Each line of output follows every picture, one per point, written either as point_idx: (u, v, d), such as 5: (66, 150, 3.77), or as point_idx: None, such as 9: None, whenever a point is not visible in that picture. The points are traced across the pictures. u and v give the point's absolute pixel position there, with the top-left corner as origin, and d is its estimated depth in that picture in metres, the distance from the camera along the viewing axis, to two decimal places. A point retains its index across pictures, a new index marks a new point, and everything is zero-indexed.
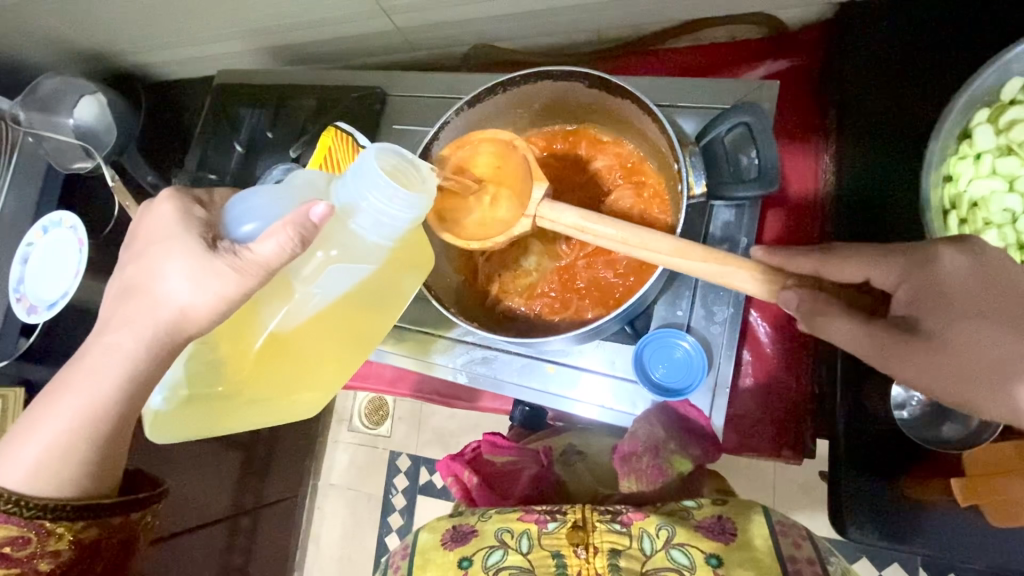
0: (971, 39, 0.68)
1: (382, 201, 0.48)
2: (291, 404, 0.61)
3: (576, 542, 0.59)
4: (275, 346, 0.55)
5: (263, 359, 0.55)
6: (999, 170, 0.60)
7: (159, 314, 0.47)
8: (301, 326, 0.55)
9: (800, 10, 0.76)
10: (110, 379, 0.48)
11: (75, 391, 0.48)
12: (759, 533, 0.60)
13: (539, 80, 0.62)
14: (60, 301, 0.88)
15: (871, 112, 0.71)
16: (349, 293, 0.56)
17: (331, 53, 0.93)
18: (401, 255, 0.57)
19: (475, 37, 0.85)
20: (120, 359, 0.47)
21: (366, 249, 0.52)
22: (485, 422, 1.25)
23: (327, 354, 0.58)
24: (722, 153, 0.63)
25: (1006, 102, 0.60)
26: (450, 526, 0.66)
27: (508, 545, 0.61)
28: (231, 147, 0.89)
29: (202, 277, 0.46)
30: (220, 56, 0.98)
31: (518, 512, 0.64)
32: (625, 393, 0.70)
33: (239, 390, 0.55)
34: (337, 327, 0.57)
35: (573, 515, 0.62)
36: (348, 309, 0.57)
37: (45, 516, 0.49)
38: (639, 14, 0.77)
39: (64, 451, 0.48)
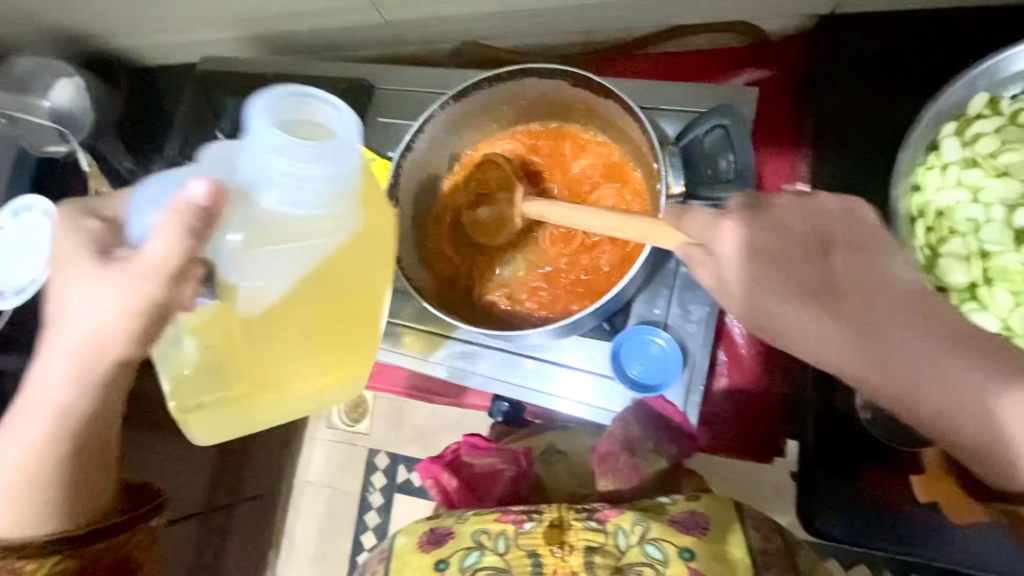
0: (943, 53, 0.71)
1: (281, 160, 0.42)
2: (319, 392, 0.58)
3: (553, 542, 0.60)
4: (249, 333, 0.51)
5: (250, 348, 0.52)
6: (965, 180, 0.61)
7: (75, 344, 0.47)
8: (274, 317, 0.50)
9: (780, 19, 0.78)
10: (43, 410, 0.49)
11: (27, 422, 0.50)
12: (734, 531, 0.61)
13: (524, 78, 0.62)
14: (29, 288, 0.87)
15: (848, 122, 0.74)
16: (306, 272, 0.49)
17: (319, 44, 0.93)
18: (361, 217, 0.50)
19: (464, 32, 0.85)
20: (51, 392, 0.49)
21: (296, 223, 0.46)
22: (465, 420, 1.25)
23: (323, 334, 0.53)
24: (701, 155, 0.65)
25: (973, 116, 0.63)
26: (427, 527, 0.66)
27: (485, 546, 0.62)
28: (212, 134, 0.88)
29: (105, 291, 0.45)
30: (204, 43, 0.97)
31: (495, 512, 0.64)
32: (603, 388, 0.71)
33: (246, 387, 0.54)
34: (321, 306, 0.51)
35: (549, 514, 0.62)
36: (320, 287, 0.51)
37: (13, 553, 0.54)
38: (625, 16, 0.78)
39: (18, 488, 0.51)
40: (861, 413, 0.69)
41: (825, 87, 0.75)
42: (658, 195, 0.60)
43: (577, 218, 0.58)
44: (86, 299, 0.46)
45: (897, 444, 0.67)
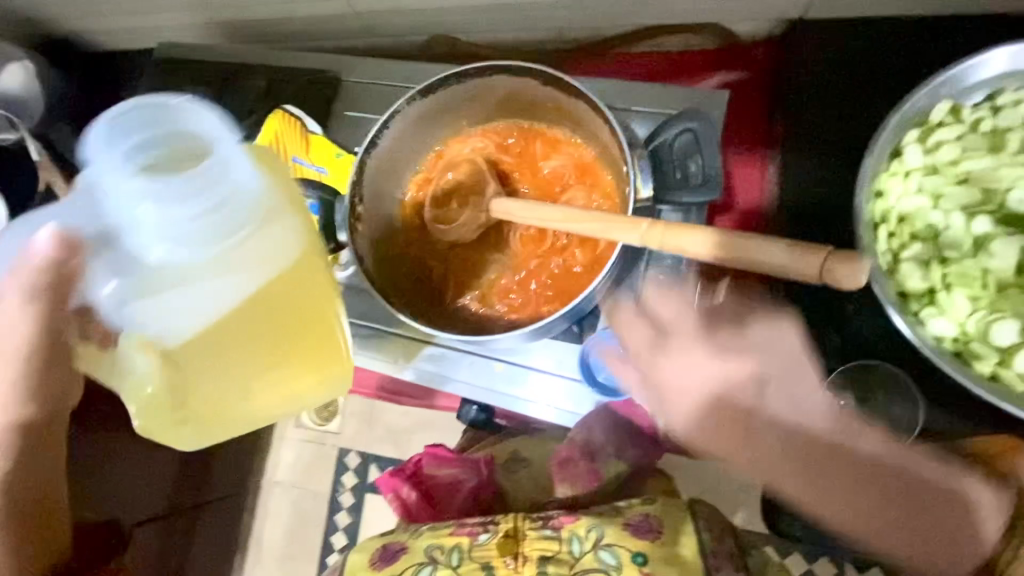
0: (908, 60, 0.72)
1: (151, 204, 0.40)
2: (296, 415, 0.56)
3: (507, 553, 0.63)
4: (186, 375, 0.47)
5: (189, 399, 0.48)
6: (925, 187, 0.63)
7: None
8: (207, 364, 0.47)
9: (750, 22, 0.79)
10: None
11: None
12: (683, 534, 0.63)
13: (493, 75, 0.61)
14: None
15: (813, 127, 0.74)
16: (228, 313, 0.45)
17: (285, 32, 0.90)
18: (266, 250, 0.44)
19: (435, 24, 0.84)
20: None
21: (195, 265, 0.42)
22: (438, 419, 1.24)
23: (272, 369, 0.49)
24: (669, 159, 0.63)
25: (934, 123, 0.64)
26: (381, 543, 0.68)
27: (439, 560, 0.64)
28: None
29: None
30: (164, 29, 0.93)
31: (450, 526, 0.67)
32: (571, 392, 0.70)
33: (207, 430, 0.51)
34: (283, 338, 0.47)
35: (504, 525, 0.65)
36: (258, 323, 0.46)
37: None
38: (597, 14, 0.78)
39: None
40: None
41: (791, 93, 0.76)
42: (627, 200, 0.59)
43: (548, 216, 0.56)
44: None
45: None
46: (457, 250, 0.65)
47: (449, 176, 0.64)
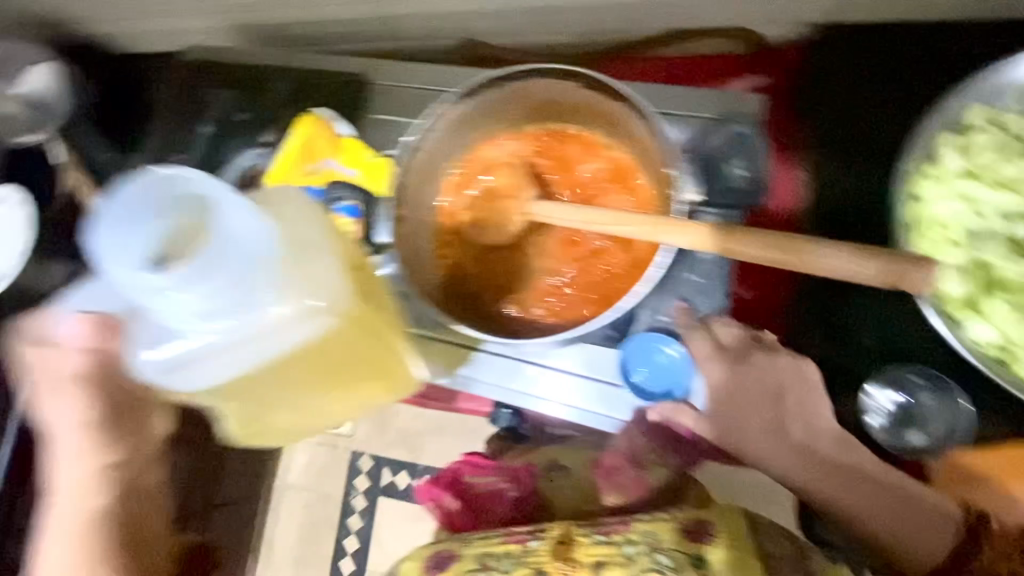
0: (943, 65, 0.72)
1: (180, 301, 0.41)
2: (358, 409, 0.64)
3: (560, 559, 0.63)
4: (257, 406, 0.54)
5: (267, 414, 0.56)
6: (961, 192, 0.62)
7: (69, 441, 0.57)
8: (273, 396, 0.53)
9: (781, 26, 0.78)
10: (68, 497, 0.57)
11: (58, 527, 0.57)
12: (742, 537, 0.62)
13: (534, 78, 0.61)
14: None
15: (845, 131, 0.74)
16: (281, 369, 0.50)
17: (309, 36, 0.90)
18: (302, 309, 0.47)
19: (462, 28, 0.84)
20: (73, 480, 0.57)
21: (239, 331, 0.45)
22: (451, 423, 1.24)
23: (332, 387, 0.55)
24: (715, 162, 0.67)
25: (968, 127, 0.63)
26: (433, 552, 0.68)
27: (492, 567, 0.65)
28: (196, 127, 0.85)
29: (64, 406, 0.57)
30: (190, 32, 0.94)
31: (501, 536, 0.67)
32: (608, 396, 0.71)
33: (286, 427, 0.60)
34: (334, 368, 0.53)
35: (554, 532, 0.65)
36: (317, 367, 0.52)
37: None
38: (626, 18, 0.78)
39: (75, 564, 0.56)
40: (866, 419, 0.69)
41: (821, 96, 0.76)
42: (672, 204, 0.59)
43: (598, 223, 0.57)
44: (59, 420, 0.57)
45: (898, 451, 0.69)
46: (494, 253, 0.64)
47: (487, 179, 0.65)
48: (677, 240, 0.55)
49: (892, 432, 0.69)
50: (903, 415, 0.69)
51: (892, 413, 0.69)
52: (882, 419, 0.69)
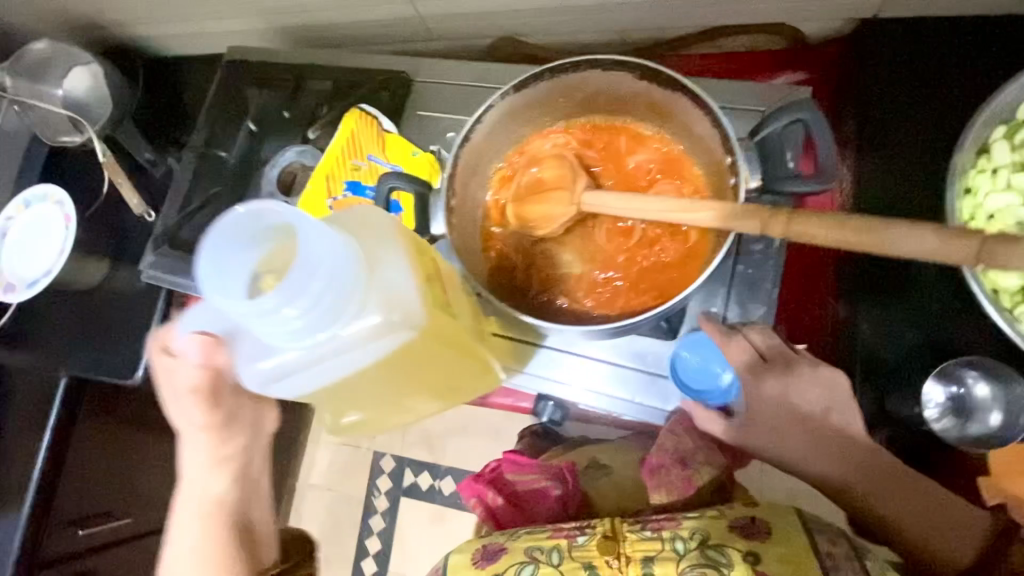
0: (997, 59, 0.71)
1: (277, 324, 0.41)
2: (441, 405, 0.65)
3: (609, 553, 0.63)
4: (342, 405, 0.54)
5: (356, 413, 0.57)
6: (1015, 184, 0.62)
7: (193, 440, 0.57)
8: (362, 400, 0.54)
9: (823, 23, 0.78)
10: (202, 493, 0.58)
11: (190, 508, 0.59)
12: (795, 532, 0.62)
13: (587, 68, 0.60)
14: (42, 280, 0.92)
15: (895, 125, 0.73)
16: (371, 374, 0.50)
17: (349, 37, 0.92)
18: (389, 321, 0.46)
19: (501, 27, 0.85)
20: (204, 477, 0.58)
21: (333, 347, 0.45)
22: (475, 425, 1.24)
23: (418, 389, 0.56)
24: (776, 147, 0.60)
25: (1023, 120, 0.63)
26: (479, 545, 0.69)
27: (539, 560, 0.65)
28: (236, 125, 0.87)
29: (185, 411, 0.55)
30: (232, 33, 0.96)
31: (547, 530, 0.68)
32: (654, 387, 0.71)
33: (372, 423, 0.62)
34: (421, 371, 0.53)
35: (601, 527, 0.65)
36: (406, 373, 0.52)
37: None
38: (666, 15, 0.78)
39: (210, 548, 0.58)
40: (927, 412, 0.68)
41: (870, 90, 0.74)
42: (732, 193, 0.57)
43: (624, 204, 0.57)
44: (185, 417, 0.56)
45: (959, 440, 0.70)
46: (542, 245, 0.64)
47: (533, 171, 0.64)
48: (701, 216, 0.53)
49: (952, 422, 0.70)
50: (961, 404, 0.69)
51: (951, 402, 0.69)
52: (942, 409, 0.69)
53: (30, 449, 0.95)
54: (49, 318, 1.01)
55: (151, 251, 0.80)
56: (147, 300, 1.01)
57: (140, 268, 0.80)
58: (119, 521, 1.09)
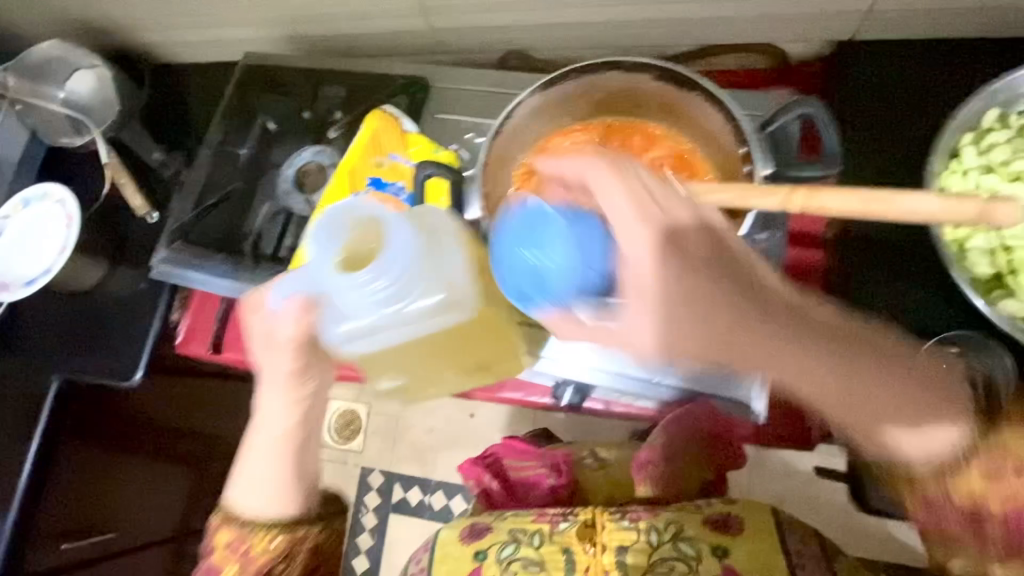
0: (958, 78, 0.80)
1: (363, 298, 0.46)
2: (478, 380, 0.70)
3: (585, 540, 0.75)
4: (392, 378, 0.60)
5: (401, 381, 0.62)
6: (984, 184, 0.68)
7: (279, 376, 0.55)
8: (408, 371, 0.59)
9: (803, 44, 0.86)
10: (275, 424, 0.57)
11: (256, 446, 0.57)
12: (766, 531, 0.75)
13: (608, 69, 0.66)
14: (42, 279, 0.90)
15: (873, 133, 0.81)
16: (425, 349, 0.55)
17: (361, 48, 0.96)
18: (447, 300, 0.50)
19: (510, 42, 0.90)
20: (278, 409, 0.57)
21: (400, 322, 0.49)
22: (463, 438, 1.34)
23: (460, 364, 0.61)
24: (786, 139, 0.67)
25: (985, 129, 0.71)
26: (467, 524, 0.81)
27: (521, 540, 0.77)
28: (251, 127, 0.88)
29: (275, 357, 0.55)
30: (243, 40, 0.98)
31: (530, 516, 0.80)
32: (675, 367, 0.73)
33: (413, 392, 0.67)
34: (465, 349, 0.58)
35: (583, 516, 0.77)
36: (452, 353, 0.57)
37: (261, 527, 0.56)
38: (665, 33, 0.85)
39: (279, 479, 0.57)
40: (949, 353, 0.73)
41: (852, 102, 0.82)
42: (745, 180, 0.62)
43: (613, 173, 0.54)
44: (269, 361, 0.55)
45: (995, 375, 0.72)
46: None
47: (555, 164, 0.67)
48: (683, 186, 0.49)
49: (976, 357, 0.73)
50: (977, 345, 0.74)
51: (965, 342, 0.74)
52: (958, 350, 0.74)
53: (19, 454, 0.92)
54: (37, 322, 0.99)
55: (164, 246, 0.81)
56: (145, 302, 0.99)
57: (151, 263, 0.81)
58: (103, 537, 0.97)
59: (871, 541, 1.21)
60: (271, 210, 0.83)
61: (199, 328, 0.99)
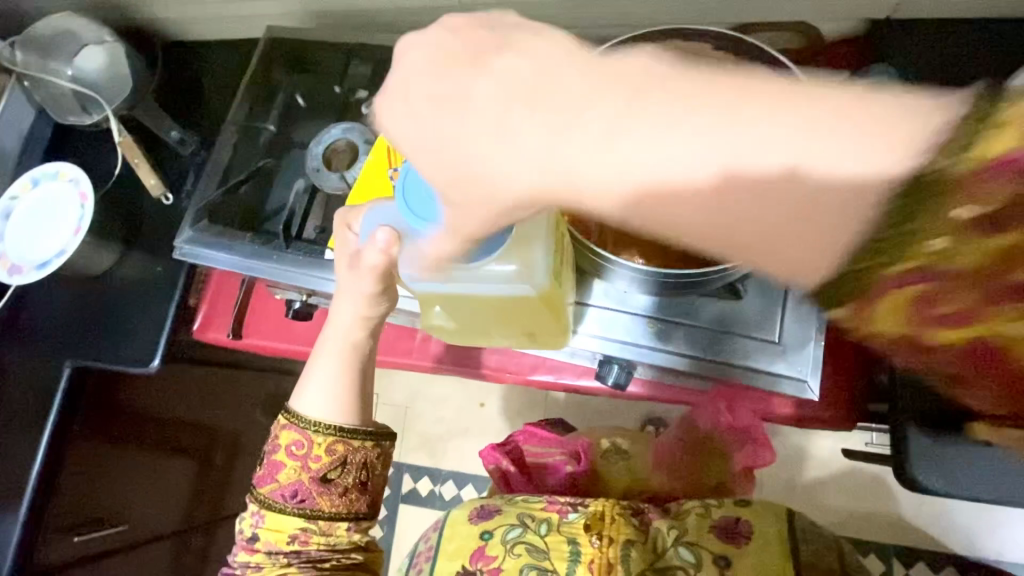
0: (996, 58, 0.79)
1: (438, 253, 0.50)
2: (525, 341, 0.75)
3: (591, 531, 0.70)
4: (452, 317, 0.67)
5: (460, 324, 0.69)
6: None
7: (360, 289, 0.61)
8: (466, 315, 0.66)
9: (839, 23, 0.84)
10: (349, 331, 0.64)
11: (326, 354, 0.64)
12: (775, 539, 0.67)
13: (670, 39, 0.66)
14: (54, 262, 0.87)
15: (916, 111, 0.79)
16: (489, 304, 0.61)
17: (383, 23, 0.93)
18: (521, 262, 0.55)
19: (539, 19, 0.88)
20: (349, 324, 0.63)
21: (476, 277, 0.54)
22: (476, 428, 1.38)
23: (511, 321, 0.67)
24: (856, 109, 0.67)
25: None
26: (478, 505, 0.79)
27: (528, 526, 0.73)
28: (274, 105, 0.86)
29: (357, 277, 0.60)
30: (259, 16, 0.95)
31: (541, 503, 0.77)
32: (718, 343, 0.72)
33: (462, 336, 0.74)
34: (523, 310, 0.64)
35: (594, 507, 0.73)
36: (510, 311, 0.64)
37: (317, 428, 0.62)
38: (699, 12, 0.83)
39: (343, 384, 0.63)
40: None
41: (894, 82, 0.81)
42: None
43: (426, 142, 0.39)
44: (350, 282, 0.61)
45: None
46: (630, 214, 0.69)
47: None
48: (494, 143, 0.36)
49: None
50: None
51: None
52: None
53: (29, 449, 0.89)
54: (44, 307, 0.96)
55: (189, 225, 0.79)
56: (162, 290, 0.94)
57: (175, 243, 0.78)
58: (116, 528, 0.98)
59: (877, 524, 1.22)
60: (303, 185, 0.82)
61: (217, 313, 0.95)
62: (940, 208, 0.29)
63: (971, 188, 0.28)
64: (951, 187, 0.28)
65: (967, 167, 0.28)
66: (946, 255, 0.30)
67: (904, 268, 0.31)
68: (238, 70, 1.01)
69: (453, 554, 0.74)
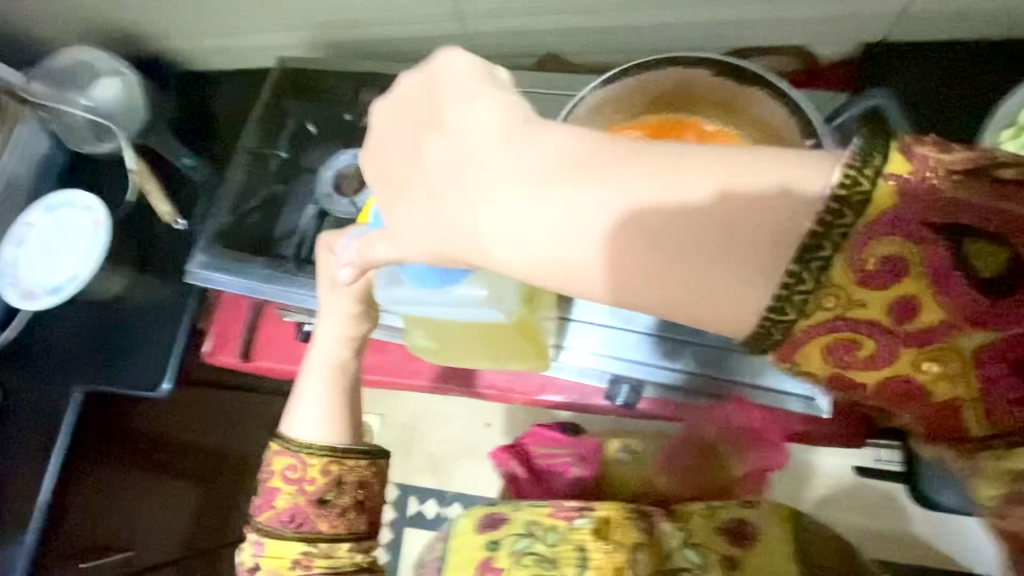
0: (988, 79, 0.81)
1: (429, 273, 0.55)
2: (516, 360, 0.76)
3: (598, 536, 0.68)
4: (440, 335, 0.70)
5: (448, 342, 0.72)
6: None
7: (341, 308, 0.64)
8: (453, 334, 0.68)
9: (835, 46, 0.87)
10: (333, 350, 0.65)
11: (313, 373, 0.65)
12: (779, 542, 0.69)
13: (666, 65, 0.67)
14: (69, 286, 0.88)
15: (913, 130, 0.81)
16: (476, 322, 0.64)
17: (389, 52, 0.95)
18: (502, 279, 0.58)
19: (543, 47, 0.90)
20: (333, 343, 0.65)
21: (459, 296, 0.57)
22: (482, 448, 1.38)
23: (497, 341, 0.70)
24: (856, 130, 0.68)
25: None
26: (485, 513, 0.78)
27: (535, 534, 0.72)
28: (284, 132, 0.89)
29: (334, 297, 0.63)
30: (269, 46, 0.97)
31: (548, 509, 0.75)
32: (711, 358, 0.73)
33: (446, 354, 0.76)
34: (507, 328, 0.66)
35: (601, 512, 0.70)
36: (496, 328, 0.66)
37: (303, 450, 0.62)
38: (698, 38, 0.86)
39: (331, 401, 0.64)
40: None
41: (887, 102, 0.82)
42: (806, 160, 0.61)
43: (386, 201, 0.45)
44: (331, 299, 0.64)
45: None
46: None
47: None
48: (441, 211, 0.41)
49: None
50: None
51: None
52: None
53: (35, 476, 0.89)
54: (56, 331, 0.97)
55: (200, 250, 0.81)
56: (171, 315, 0.95)
57: (188, 268, 0.80)
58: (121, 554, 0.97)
59: (888, 541, 1.21)
60: (314, 211, 0.83)
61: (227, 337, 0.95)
62: (836, 264, 0.32)
63: (869, 238, 0.31)
64: (850, 237, 0.31)
65: (859, 216, 0.30)
66: (852, 304, 0.33)
67: (817, 317, 0.33)
68: (248, 98, 1.03)
69: (461, 563, 0.74)
